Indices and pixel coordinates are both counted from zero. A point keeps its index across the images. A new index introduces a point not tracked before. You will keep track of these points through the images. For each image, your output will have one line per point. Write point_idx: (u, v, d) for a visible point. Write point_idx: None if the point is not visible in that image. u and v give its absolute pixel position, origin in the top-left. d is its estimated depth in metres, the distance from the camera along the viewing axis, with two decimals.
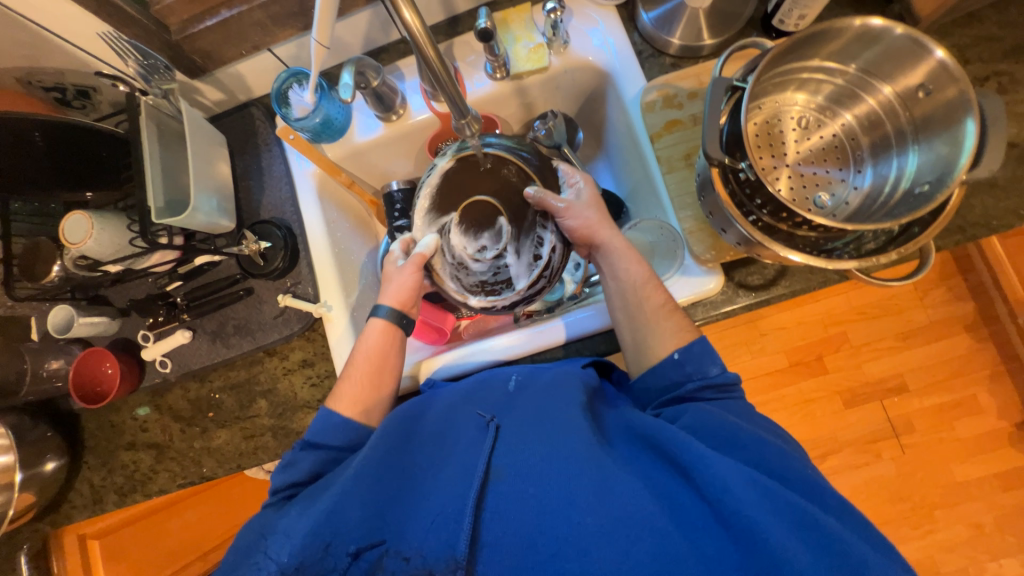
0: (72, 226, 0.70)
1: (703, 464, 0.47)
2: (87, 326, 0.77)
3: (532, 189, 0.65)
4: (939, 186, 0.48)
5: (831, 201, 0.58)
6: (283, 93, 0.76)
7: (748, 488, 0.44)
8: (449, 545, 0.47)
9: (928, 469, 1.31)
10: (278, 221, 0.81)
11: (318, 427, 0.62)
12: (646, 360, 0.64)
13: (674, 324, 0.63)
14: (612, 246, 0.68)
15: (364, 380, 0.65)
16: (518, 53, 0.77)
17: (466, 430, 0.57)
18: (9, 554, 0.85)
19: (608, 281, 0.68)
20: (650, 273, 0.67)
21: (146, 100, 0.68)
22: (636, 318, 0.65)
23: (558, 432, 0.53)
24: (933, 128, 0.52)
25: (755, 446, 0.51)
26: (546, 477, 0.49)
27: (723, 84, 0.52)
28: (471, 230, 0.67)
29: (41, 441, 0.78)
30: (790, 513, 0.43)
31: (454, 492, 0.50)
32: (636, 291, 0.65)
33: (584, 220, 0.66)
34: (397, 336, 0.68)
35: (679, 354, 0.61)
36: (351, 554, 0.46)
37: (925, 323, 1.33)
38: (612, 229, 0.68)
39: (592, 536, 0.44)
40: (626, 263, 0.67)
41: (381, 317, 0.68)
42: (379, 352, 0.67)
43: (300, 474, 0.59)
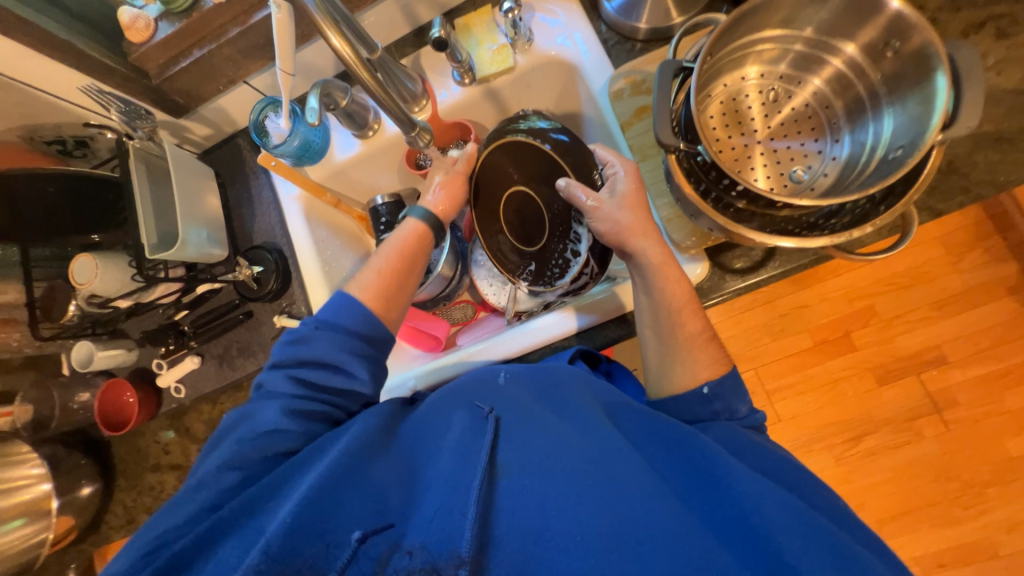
0: (79, 268, 0.74)
1: (729, 478, 0.46)
2: (107, 359, 0.83)
3: (562, 179, 0.64)
4: (911, 150, 0.45)
5: (808, 174, 0.55)
6: (261, 123, 0.79)
7: (774, 502, 0.44)
8: (454, 542, 0.44)
9: (976, 445, 1.23)
10: (270, 245, 0.84)
11: (335, 312, 0.61)
12: (666, 386, 0.61)
13: (706, 357, 0.59)
14: (646, 258, 0.60)
15: (390, 274, 0.65)
16: (482, 57, 0.77)
17: (463, 420, 0.54)
18: (60, 572, 0.92)
19: (641, 296, 0.63)
20: (692, 294, 0.61)
21: (134, 143, 0.72)
22: (666, 341, 0.61)
23: (573, 430, 0.51)
24: (905, 87, 0.48)
25: (766, 457, 0.51)
26: (556, 477, 0.46)
27: (672, 67, 0.50)
28: (516, 221, 0.76)
29: (76, 469, 0.84)
30: (815, 531, 0.42)
31: (454, 486, 0.47)
32: (674, 316, 0.60)
33: (615, 225, 0.61)
34: (426, 235, 0.69)
35: (710, 390, 0.57)
36: (357, 540, 0.44)
37: (961, 290, 1.24)
38: (652, 238, 0.60)
39: (602, 536, 0.42)
40: (663, 282, 0.60)
41: (415, 217, 0.69)
42: (408, 247, 0.68)
43: (310, 353, 0.58)
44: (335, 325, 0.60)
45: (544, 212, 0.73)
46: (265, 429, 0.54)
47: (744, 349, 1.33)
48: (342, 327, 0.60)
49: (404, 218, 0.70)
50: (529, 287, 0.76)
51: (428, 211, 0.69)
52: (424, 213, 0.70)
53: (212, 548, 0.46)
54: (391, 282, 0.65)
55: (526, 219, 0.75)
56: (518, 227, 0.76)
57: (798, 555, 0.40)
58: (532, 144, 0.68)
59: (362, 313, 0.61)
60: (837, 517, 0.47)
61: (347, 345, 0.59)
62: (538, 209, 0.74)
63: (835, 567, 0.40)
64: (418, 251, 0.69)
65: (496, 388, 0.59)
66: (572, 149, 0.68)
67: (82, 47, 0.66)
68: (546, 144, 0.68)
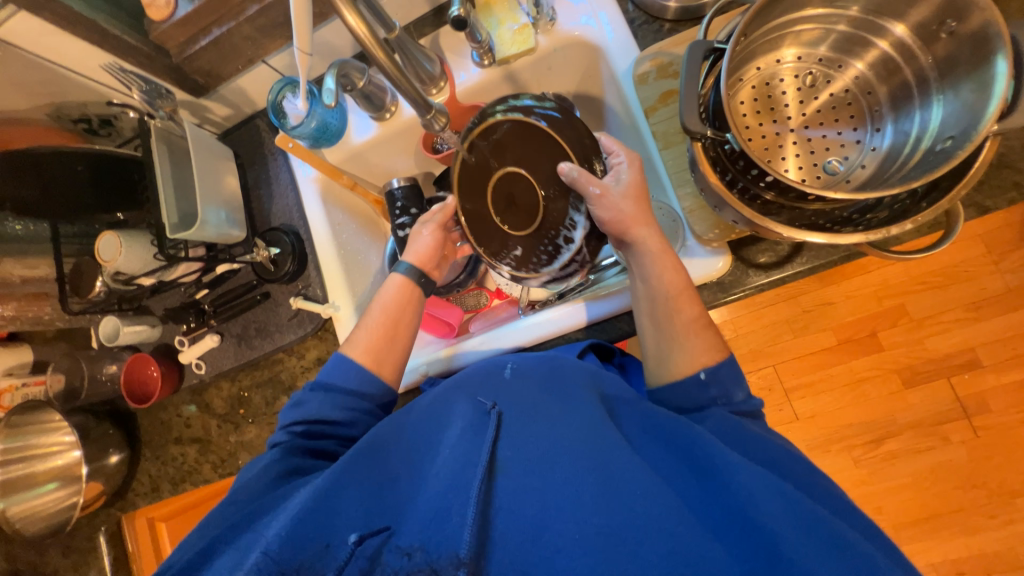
0: (104, 245, 0.76)
1: (727, 470, 0.45)
2: (132, 334, 0.85)
3: (567, 164, 0.63)
4: (963, 141, 0.41)
5: (844, 165, 0.52)
6: (279, 104, 0.79)
7: (773, 495, 0.42)
8: (451, 543, 0.43)
9: (1007, 453, 1.17)
10: (287, 227, 0.85)
11: (331, 371, 0.65)
12: (666, 374, 0.59)
13: (703, 343, 0.57)
14: (644, 246, 0.60)
15: (380, 328, 0.68)
16: (502, 37, 0.74)
17: (465, 415, 0.54)
18: (92, 533, 0.98)
19: (637, 283, 0.62)
20: (687, 282, 0.60)
21: (156, 123, 0.73)
22: (663, 328, 0.59)
23: (568, 424, 0.50)
24: (959, 72, 0.44)
25: (766, 451, 0.49)
26: (554, 475, 0.46)
27: (703, 48, 0.47)
28: (504, 202, 0.68)
29: (105, 438, 0.88)
30: (818, 526, 0.40)
31: (454, 481, 0.47)
32: (670, 301, 0.59)
33: (616, 213, 0.60)
34: (414, 290, 0.71)
35: (707, 374, 0.55)
36: (353, 543, 0.44)
37: (1003, 291, 1.17)
38: (651, 228, 0.60)
39: (600, 535, 0.41)
40: (659, 268, 0.59)
41: (400, 273, 0.72)
42: (396, 303, 0.70)
43: (309, 413, 0.62)
44: (330, 387, 0.64)
45: (540, 200, 0.67)
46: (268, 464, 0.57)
47: (764, 345, 1.29)
48: (338, 386, 0.64)
49: (389, 277, 0.73)
50: (515, 274, 0.68)
51: (410, 265, 0.71)
52: (408, 266, 0.72)
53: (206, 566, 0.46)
54: (381, 336, 0.67)
55: (516, 203, 0.68)
56: (507, 211, 0.68)
57: (803, 551, 0.38)
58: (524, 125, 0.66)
59: (357, 371, 0.64)
60: (846, 515, 0.45)
61: (343, 402, 0.63)
62: (532, 192, 0.67)
63: (842, 565, 0.37)
64: (405, 307, 0.70)
65: (501, 380, 0.58)
66: (566, 127, 0.65)
67: (107, 27, 0.67)
68: (541, 123, 0.66)
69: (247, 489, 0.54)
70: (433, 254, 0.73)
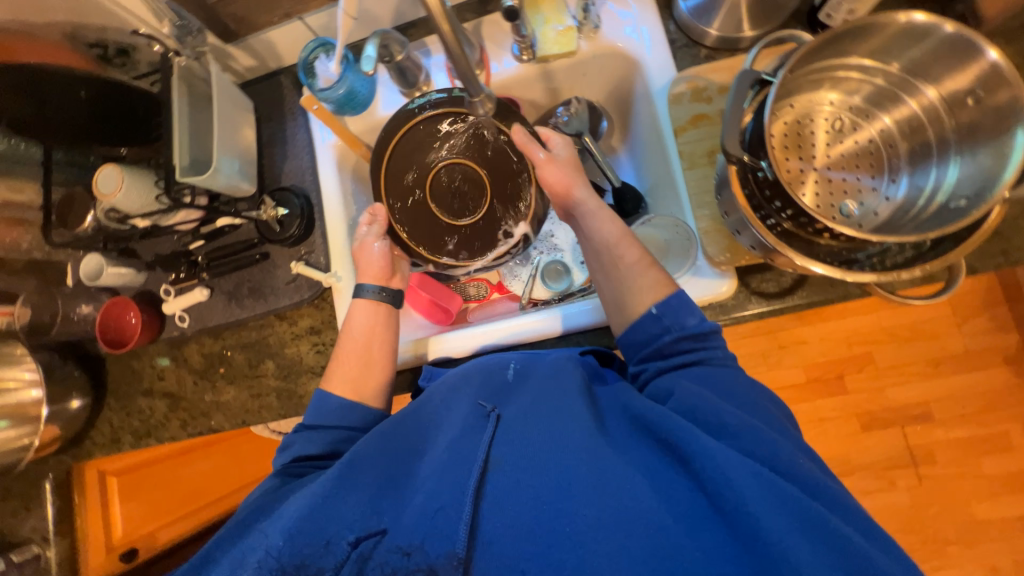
0: (104, 178, 0.72)
1: (701, 456, 0.41)
2: (116, 276, 0.81)
3: (520, 131, 0.71)
4: (977, 201, 0.45)
5: (859, 210, 0.55)
6: (310, 63, 0.77)
7: (752, 481, 0.38)
8: (450, 540, 0.43)
9: (946, 504, 1.25)
10: (297, 189, 0.82)
11: (315, 411, 0.64)
12: (621, 316, 0.62)
13: (651, 279, 0.61)
14: (585, 205, 0.68)
15: (355, 357, 0.68)
16: (546, 35, 0.75)
17: (464, 416, 0.53)
18: (37, 480, 0.92)
19: (584, 243, 0.69)
20: (626, 229, 0.66)
21: (180, 62, 0.71)
22: (610, 275, 0.64)
23: (557, 414, 0.48)
24: (980, 137, 0.48)
25: (745, 431, 0.43)
26: (543, 469, 0.44)
27: (751, 77, 0.49)
28: (450, 192, 0.78)
29: (69, 380, 0.83)
30: (794, 507, 0.37)
31: (451, 479, 0.46)
32: (610, 248, 0.65)
33: (553, 178, 0.69)
34: (389, 312, 0.72)
35: (657, 307, 0.57)
36: (351, 544, 0.44)
37: (960, 352, 1.25)
38: (588, 187, 0.69)
39: (591, 529, 0.39)
40: (600, 221, 0.66)
41: (364, 296, 0.71)
42: (368, 328, 0.70)
43: (300, 451, 0.60)
44: (314, 425, 0.62)
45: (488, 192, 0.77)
46: (263, 494, 0.55)
47: None
48: (326, 424, 0.62)
49: (353, 303, 0.72)
50: (452, 263, 0.78)
51: (375, 289, 0.71)
52: (373, 292, 0.71)
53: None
54: (356, 363, 0.67)
55: (460, 194, 0.78)
56: (448, 201, 0.78)
57: (793, 546, 0.35)
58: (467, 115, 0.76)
59: (338, 403, 0.63)
60: (835, 507, 0.40)
61: (334, 436, 0.61)
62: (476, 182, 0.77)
63: (819, 548, 0.35)
64: (376, 330, 0.70)
65: (504, 382, 0.57)
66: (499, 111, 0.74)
67: None
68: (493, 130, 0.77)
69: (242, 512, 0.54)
70: (388, 265, 0.74)
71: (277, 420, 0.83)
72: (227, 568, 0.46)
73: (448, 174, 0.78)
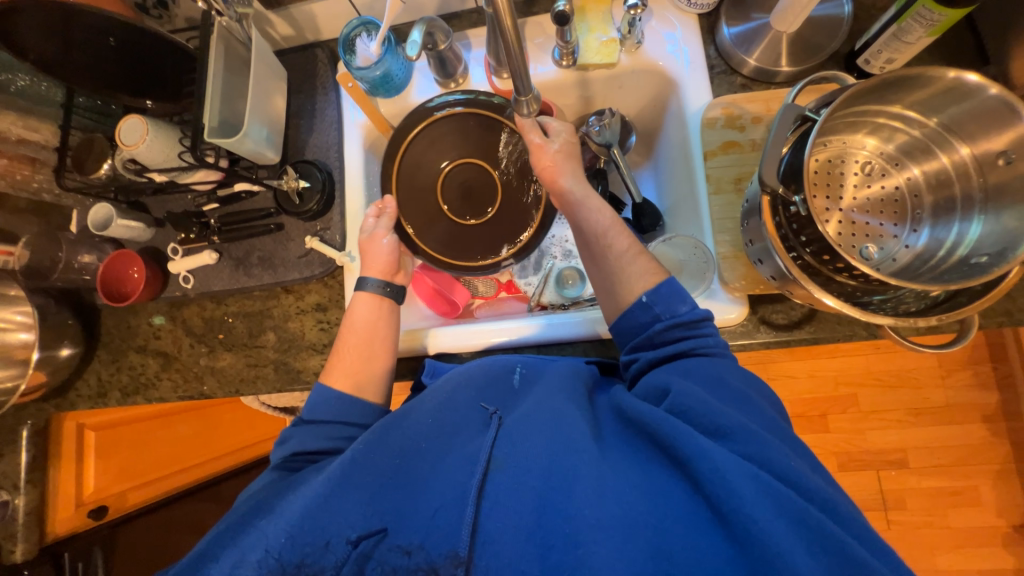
0: (128, 129, 0.71)
1: (697, 458, 0.39)
2: (124, 229, 0.79)
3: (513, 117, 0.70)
4: (998, 260, 0.47)
5: (879, 254, 0.57)
6: (350, 40, 0.76)
7: (748, 483, 0.37)
8: (450, 540, 0.43)
9: (910, 550, 1.27)
10: (321, 164, 0.82)
11: (313, 406, 0.63)
12: (612, 305, 0.61)
13: (640, 267, 0.60)
14: (572, 193, 0.66)
15: (357, 351, 0.67)
16: (589, 44, 0.75)
17: (468, 419, 0.53)
18: (15, 425, 0.90)
19: (574, 232, 0.67)
20: (615, 216, 0.66)
21: (222, 21, 0.70)
22: (601, 266, 0.63)
23: (556, 419, 0.48)
24: (1007, 199, 0.49)
25: (743, 431, 0.42)
26: (542, 470, 0.44)
27: (794, 112, 0.50)
28: (463, 187, 0.77)
29: (63, 328, 0.81)
30: (791, 509, 0.36)
31: (454, 480, 0.47)
32: (600, 237, 0.64)
33: (543, 166, 0.68)
34: (386, 304, 0.71)
35: (647, 296, 0.57)
36: (350, 543, 0.44)
37: (941, 405, 1.28)
38: (576, 175, 0.68)
39: (590, 532, 0.39)
40: (588, 209, 0.65)
41: (367, 290, 0.71)
42: (370, 321, 0.69)
43: (298, 447, 0.59)
44: (312, 420, 0.62)
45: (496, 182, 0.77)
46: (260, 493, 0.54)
47: None
48: (326, 418, 0.62)
49: (354, 296, 0.72)
50: (455, 262, 0.75)
51: (375, 281, 0.71)
52: (374, 283, 0.71)
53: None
54: (357, 358, 0.67)
55: (473, 194, 0.77)
56: (462, 199, 0.77)
57: (791, 551, 0.34)
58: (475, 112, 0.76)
59: (341, 399, 0.63)
60: (832, 512, 0.39)
61: (332, 432, 0.61)
62: (484, 175, 0.77)
63: (808, 547, 0.35)
64: (376, 321, 0.70)
65: (510, 388, 0.57)
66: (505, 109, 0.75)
67: None
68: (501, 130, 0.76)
69: (244, 502, 0.54)
70: (394, 261, 0.73)
71: (271, 393, 0.82)
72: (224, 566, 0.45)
73: (461, 168, 0.78)
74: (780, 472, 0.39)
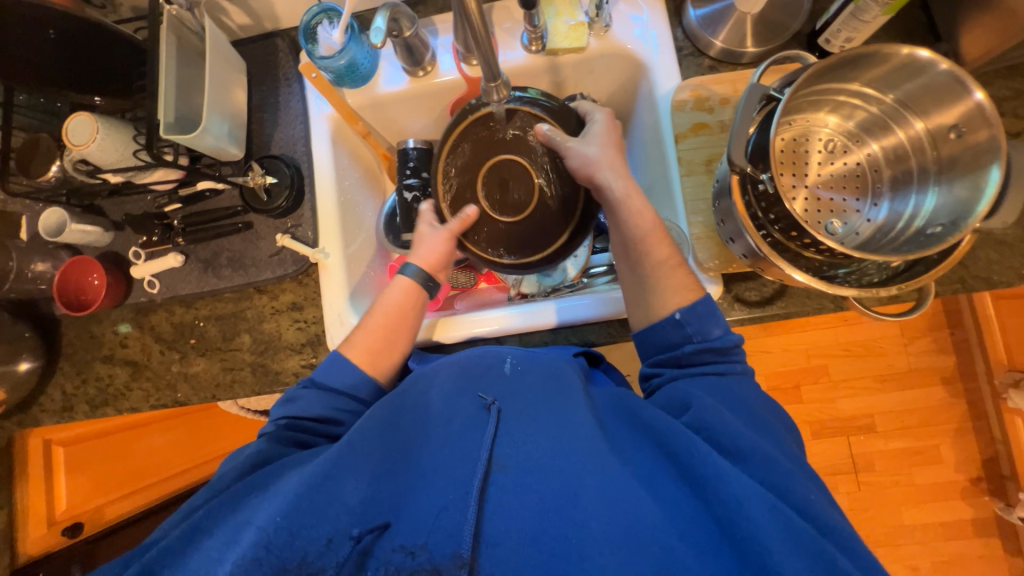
0: (77, 127, 0.67)
1: (716, 480, 0.42)
2: (79, 234, 0.75)
3: (544, 126, 0.68)
4: (952, 229, 0.49)
5: (843, 228, 0.59)
6: (312, 29, 0.74)
7: (763, 509, 0.40)
8: (454, 541, 0.43)
9: (879, 508, 1.34)
10: (288, 158, 0.79)
11: (325, 369, 0.63)
12: (644, 314, 0.61)
13: (676, 282, 0.60)
14: (611, 190, 0.63)
15: (379, 332, 0.66)
16: (557, 28, 0.75)
17: (462, 409, 0.52)
18: None
19: (613, 231, 0.65)
20: (658, 222, 0.63)
21: (171, 10, 0.67)
22: (638, 273, 0.62)
23: (569, 426, 0.49)
24: (958, 171, 0.52)
25: (762, 457, 0.45)
26: (554, 476, 0.45)
27: (759, 93, 0.52)
28: (499, 184, 0.70)
29: (19, 341, 0.77)
30: (800, 536, 0.39)
31: (453, 478, 0.46)
32: (641, 242, 0.62)
33: (584, 159, 0.64)
34: (420, 295, 0.70)
35: (682, 314, 0.57)
36: (353, 539, 0.43)
37: (904, 370, 1.35)
38: (618, 171, 0.64)
39: (600, 544, 0.41)
40: (631, 211, 0.62)
41: (408, 276, 0.69)
42: (399, 308, 0.68)
43: (302, 411, 0.60)
44: (320, 384, 0.62)
45: (535, 182, 0.69)
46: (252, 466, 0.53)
47: None
48: (332, 387, 0.62)
49: (394, 278, 0.70)
50: (492, 259, 0.70)
51: (418, 268, 0.69)
52: (415, 270, 0.69)
53: (188, 550, 0.44)
54: (380, 341, 0.65)
55: (506, 186, 0.70)
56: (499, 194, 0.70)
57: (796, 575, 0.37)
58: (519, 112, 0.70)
59: (354, 373, 0.63)
60: (836, 539, 0.41)
61: (337, 403, 0.61)
62: (524, 174, 0.70)
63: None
64: (406, 310, 0.68)
65: (500, 375, 0.56)
66: (555, 112, 0.70)
67: None
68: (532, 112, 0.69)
69: (231, 484, 0.51)
70: (444, 260, 0.70)
71: (250, 397, 0.80)
72: (213, 555, 0.43)
73: (499, 163, 0.70)
74: (794, 500, 0.42)
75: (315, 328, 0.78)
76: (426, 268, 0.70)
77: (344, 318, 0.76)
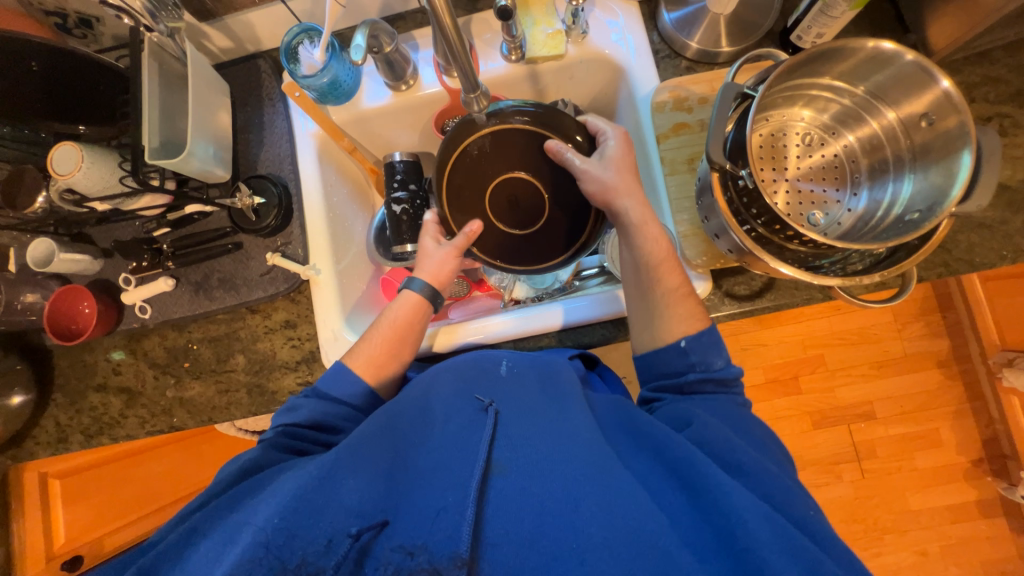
0: (61, 156, 0.67)
1: (715, 489, 0.42)
2: (67, 263, 0.75)
3: (553, 141, 0.68)
4: (929, 215, 0.50)
5: (824, 219, 0.60)
6: (293, 49, 0.75)
7: (763, 522, 0.39)
8: (454, 541, 0.42)
9: (883, 495, 1.34)
10: (275, 177, 0.80)
11: (328, 380, 0.63)
12: (648, 341, 0.61)
13: (685, 310, 0.59)
14: (628, 216, 0.63)
15: (385, 344, 0.66)
16: (535, 37, 0.76)
17: (461, 412, 0.53)
18: None
19: (624, 252, 0.64)
20: (671, 252, 0.62)
21: (152, 37, 0.67)
22: (647, 298, 0.61)
23: (568, 432, 0.49)
24: (932, 157, 0.53)
25: (758, 472, 0.45)
26: (555, 480, 0.45)
27: (733, 91, 0.53)
28: (508, 202, 0.73)
29: (9, 374, 0.77)
30: (801, 554, 0.38)
31: (451, 480, 0.46)
32: (653, 269, 0.61)
33: (602, 184, 0.64)
34: (425, 308, 0.69)
35: (687, 343, 0.57)
36: (351, 537, 0.43)
37: (899, 355, 1.36)
38: (635, 198, 0.63)
39: (599, 547, 0.40)
40: (645, 237, 0.62)
41: (415, 291, 0.69)
42: (405, 322, 0.67)
43: (302, 418, 0.60)
44: (323, 394, 0.63)
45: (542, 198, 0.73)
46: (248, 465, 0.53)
47: None
48: (333, 397, 0.62)
49: (401, 292, 0.70)
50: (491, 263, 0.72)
51: (423, 283, 0.68)
52: (421, 285, 0.69)
53: (186, 551, 0.43)
54: (384, 352, 0.65)
55: (515, 200, 0.73)
56: (508, 212, 0.73)
57: None
58: (512, 128, 0.71)
59: (357, 384, 0.63)
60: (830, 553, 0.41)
61: (337, 412, 0.62)
62: (531, 192, 0.73)
63: None
64: (411, 322, 0.68)
65: (497, 377, 0.58)
66: (546, 116, 0.70)
67: None
68: (536, 130, 0.71)
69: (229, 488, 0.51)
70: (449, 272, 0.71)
71: (246, 418, 0.80)
72: (208, 552, 0.42)
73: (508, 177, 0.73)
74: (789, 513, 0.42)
75: (309, 345, 0.78)
76: (432, 283, 0.70)
77: (339, 333, 0.76)
